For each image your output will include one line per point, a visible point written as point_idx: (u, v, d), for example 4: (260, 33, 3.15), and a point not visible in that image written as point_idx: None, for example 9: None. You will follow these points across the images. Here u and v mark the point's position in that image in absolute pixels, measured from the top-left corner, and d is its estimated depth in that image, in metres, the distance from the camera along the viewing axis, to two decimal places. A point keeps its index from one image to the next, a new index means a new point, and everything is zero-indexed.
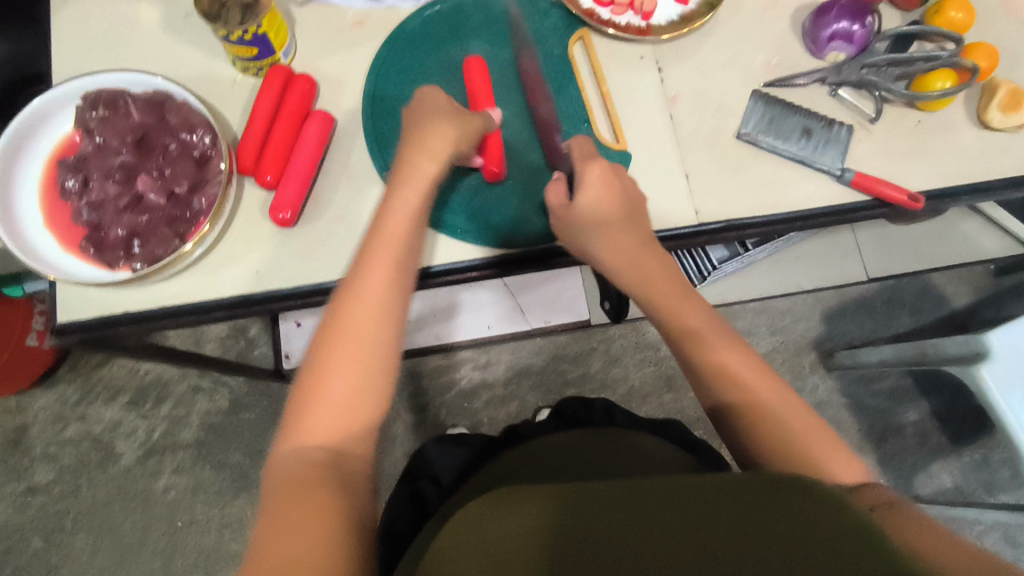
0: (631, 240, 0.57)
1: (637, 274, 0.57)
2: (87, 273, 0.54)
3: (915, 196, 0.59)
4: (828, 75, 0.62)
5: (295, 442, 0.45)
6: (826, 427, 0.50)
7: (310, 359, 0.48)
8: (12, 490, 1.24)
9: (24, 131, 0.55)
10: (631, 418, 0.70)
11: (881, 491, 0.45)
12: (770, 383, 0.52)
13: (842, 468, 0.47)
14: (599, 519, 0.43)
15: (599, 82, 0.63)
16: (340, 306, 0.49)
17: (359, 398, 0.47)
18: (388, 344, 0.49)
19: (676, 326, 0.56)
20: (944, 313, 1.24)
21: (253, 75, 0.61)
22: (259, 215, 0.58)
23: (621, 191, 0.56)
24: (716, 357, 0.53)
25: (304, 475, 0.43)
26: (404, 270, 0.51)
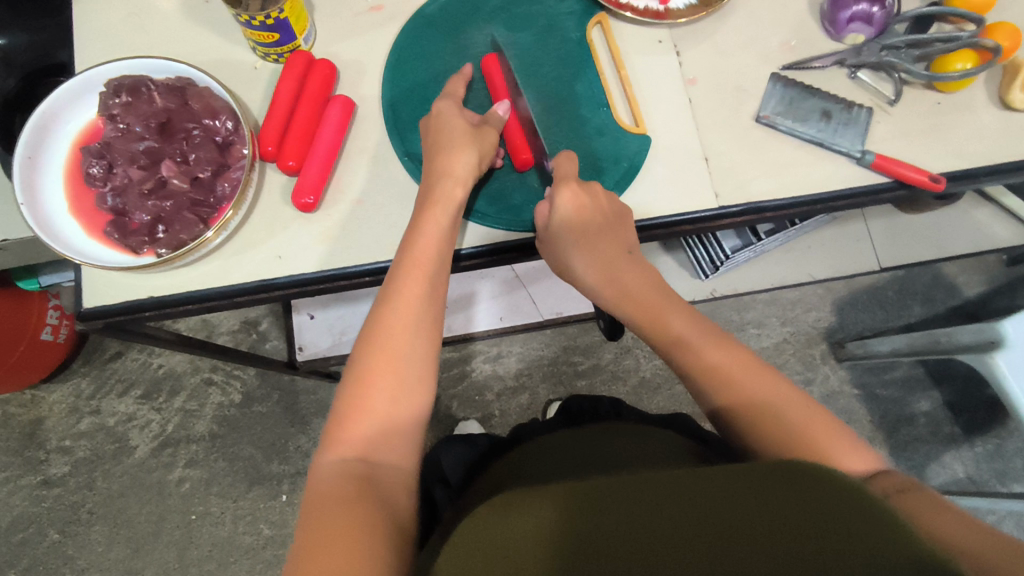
0: (611, 252, 0.58)
1: (615, 290, 0.58)
2: (111, 258, 0.55)
3: (937, 177, 0.59)
4: (847, 58, 0.62)
5: (336, 452, 0.48)
6: (829, 416, 0.49)
7: (350, 375, 0.51)
8: (28, 483, 1.25)
9: (49, 117, 0.56)
10: (638, 413, 0.68)
11: (890, 480, 0.44)
12: (769, 380, 0.51)
13: (850, 457, 0.46)
14: (609, 515, 0.40)
15: (617, 65, 0.63)
16: (376, 323, 0.52)
17: (397, 410, 0.50)
18: (423, 360, 0.52)
19: (663, 338, 0.56)
20: (956, 302, 1.24)
21: (273, 61, 0.61)
22: (280, 201, 0.58)
23: (596, 204, 0.56)
24: (707, 363, 0.53)
25: (347, 484, 0.45)
26: (431, 285, 0.54)
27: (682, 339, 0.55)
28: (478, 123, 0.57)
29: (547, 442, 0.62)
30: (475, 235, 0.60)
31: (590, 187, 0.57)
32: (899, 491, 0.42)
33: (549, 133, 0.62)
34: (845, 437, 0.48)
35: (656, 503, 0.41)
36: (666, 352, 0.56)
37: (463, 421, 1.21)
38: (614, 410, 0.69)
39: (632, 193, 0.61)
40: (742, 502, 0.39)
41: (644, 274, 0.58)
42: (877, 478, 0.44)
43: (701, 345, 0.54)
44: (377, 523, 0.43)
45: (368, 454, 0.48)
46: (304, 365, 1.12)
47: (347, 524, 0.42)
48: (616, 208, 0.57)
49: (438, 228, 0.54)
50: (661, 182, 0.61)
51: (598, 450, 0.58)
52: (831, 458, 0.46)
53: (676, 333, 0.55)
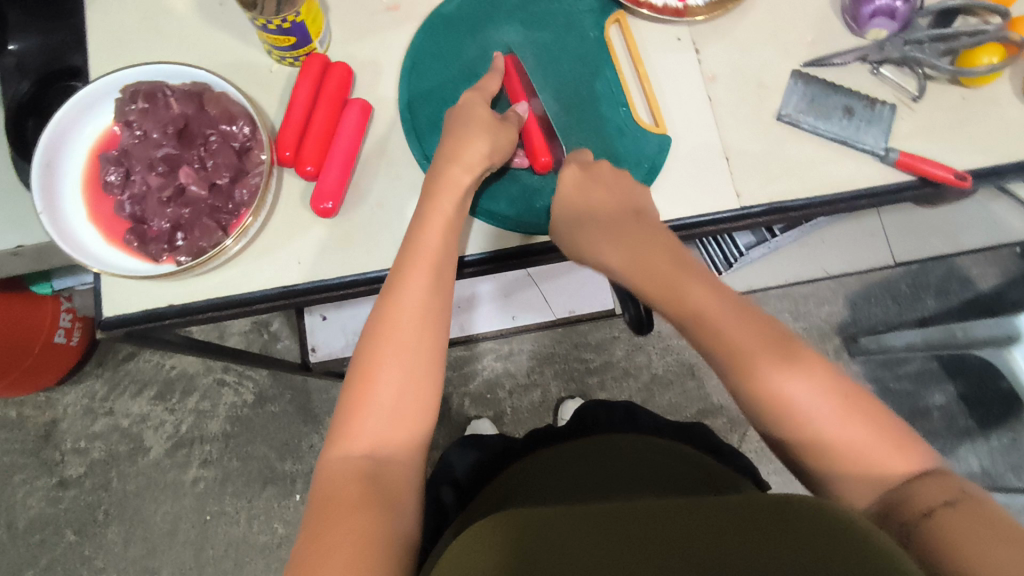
0: (624, 226, 0.55)
1: (630, 255, 0.54)
2: (132, 266, 0.55)
3: (962, 174, 0.58)
4: (870, 54, 0.61)
5: (344, 448, 0.46)
6: (859, 401, 0.47)
7: (357, 367, 0.49)
8: (44, 484, 1.26)
9: (66, 125, 0.55)
10: (653, 420, 0.67)
11: (936, 485, 0.42)
12: (851, 421, 0.46)
13: (888, 456, 0.45)
14: (586, 539, 0.42)
15: (636, 64, 0.62)
16: (383, 313, 0.50)
17: (405, 404, 0.48)
18: (431, 350, 0.49)
19: (683, 315, 0.51)
20: (970, 295, 1.22)
21: (289, 64, 0.60)
22: (299, 205, 0.58)
23: (602, 179, 0.56)
24: (771, 387, 0.47)
25: (351, 485, 0.44)
26: (440, 276, 0.51)
27: (711, 324, 0.50)
28: (500, 117, 0.56)
29: (563, 450, 0.61)
30: (493, 239, 0.60)
31: (598, 168, 0.57)
32: (948, 505, 0.40)
33: (569, 134, 0.61)
34: (908, 461, 0.45)
35: (640, 530, 0.42)
36: (714, 361, 0.50)
37: (475, 420, 1.21)
38: (627, 414, 0.68)
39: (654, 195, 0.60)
40: (723, 538, 0.40)
41: (660, 244, 0.54)
42: (924, 479, 0.43)
43: (780, 375, 0.47)
44: (374, 532, 0.41)
45: (374, 452, 0.46)
46: (317, 367, 1.12)
47: (344, 536, 0.40)
48: (621, 184, 0.57)
49: (450, 227, 0.53)
50: (682, 183, 0.60)
51: (610, 461, 0.58)
52: (865, 456, 0.45)
53: (715, 338, 0.49)
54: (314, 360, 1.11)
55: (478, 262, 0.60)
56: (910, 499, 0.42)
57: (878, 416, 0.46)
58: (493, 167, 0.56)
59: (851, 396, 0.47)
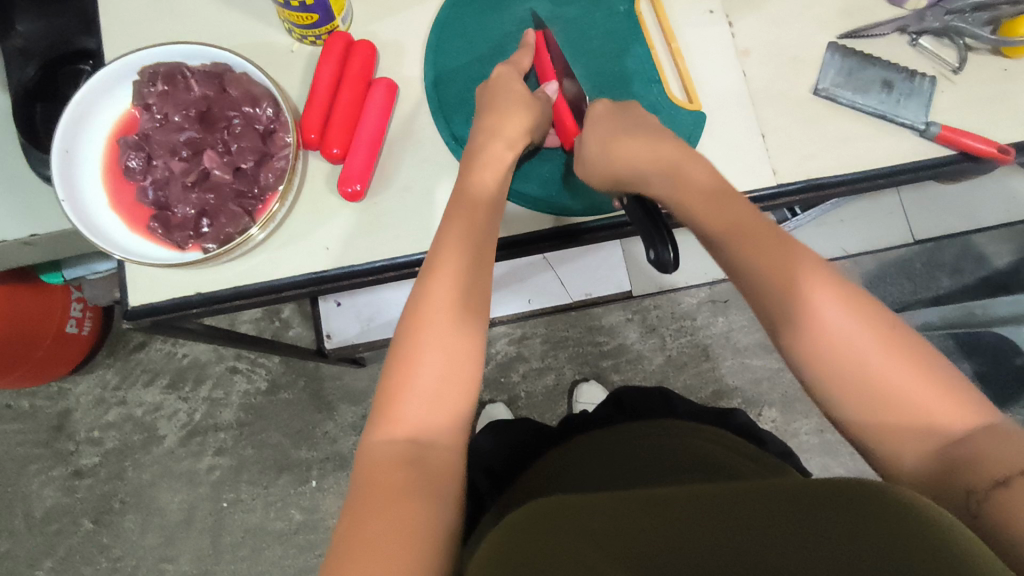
0: (662, 155, 0.50)
1: (671, 175, 0.50)
2: (155, 253, 0.53)
3: (1005, 148, 0.56)
4: (909, 24, 0.59)
5: (387, 432, 0.44)
6: (913, 338, 0.42)
7: (399, 351, 0.47)
8: (60, 474, 1.26)
9: (83, 109, 0.53)
10: (691, 408, 0.67)
11: (1008, 445, 0.37)
12: (907, 369, 0.40)
13: (950, 406, 0.39)
14: (663, 535, 0.39)
15: (668, 38, 0.60)
16: (420, 298, 0.48)
17: (446, 385, 0.46)
18: (472, 332, 0.48)
19: (718, 224, 0.47)
20: (986, 273, 1.19)
21: (310, 44, 0.58)
22: (325, 190, 0.56)
23: (634, 115, 0.55)
24: (820, 321, 0.42)
25: (396, 469, 0.42)
26: (477, 260, 0.49)
27: (749, 247, 0.46)
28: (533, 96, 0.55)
29: (599, 436, 0.61)
30: (526, 221, 0.59)
31: (630, 108, 0.55)
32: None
33: None
34: (975, 419, 0.39)
35: (679, 526, 0.39)
36: (739, 271, 0.46)
37: (490, 404, 1.20)
38: (665, 401, 0.68)
39: None
40: (756, 517, 0.39)
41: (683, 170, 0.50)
42: (986, 434, 0.38)
43: (827, 303, 0.43)
44: (420, 525, 0.40)
45: (417, 436, 0.44)
46: (333, 353, 1.13)
47: (391, 527, 0.39)
48: (653, 123, 0.54)
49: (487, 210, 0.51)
50: (719, 161, 0.58)
51: (632, 445, 0.58)
52: (922, 400, 0.39)
53: (756, 271, 0.45)
54: (329, 347, 1.11)
55: (510, 243, 0.58)
56: (974, 459, 0.37)
57: (940, 371, 0.40)
58: (526, 143, 0.54)
59: (909, 345, 0.41)
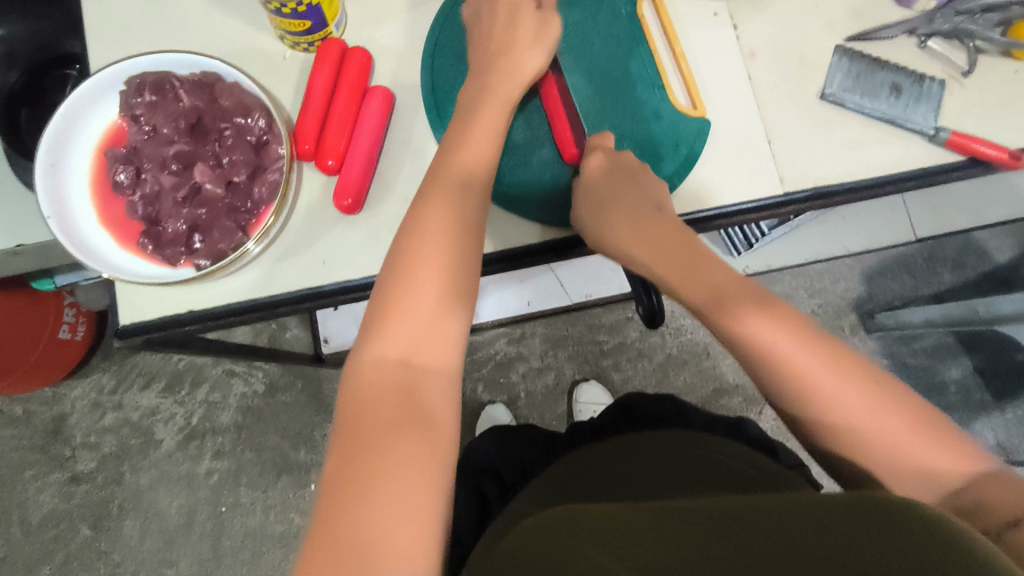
0: (658, 226, 0.51)
1: (657, 254, 0.50)
2: (145, 270, 0.52)
3: (1017, 154, 0.55)
4: (919, 26, 0.58)
5: (370, 377, 0.43)
6: (900, 392, 0.43)
7: (385, 289, 0.45)
8: (56, 480, 1.25)
9: (68, 121, 0.52)
10: (703, 418, 0.66)
11: (1007, 492, 0.39)
12: (900, 423, 0.41)
13: (946, 457, 0.40)
14: (661, 538, 0.39)
15: (671, 42, 0.58)
16: (400, 248, 0.46)
17: (437, 320, 0.44)
18: (461, 265, 0.46)
19: (699, 296, 0.48)
20: (988, 268, 1.17)
21: (303, 50, 0.57)
22: (321, 201, 0.55)
23: (628, 169, 0.53)
24: (811, 384, 0.43)
25: (388, 401, 0.41)
26: (460, 204, 0.48)
27: (732, 316, 0.46)
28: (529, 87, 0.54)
29: (612, 447, 0.60)
30: (528, 230, 0.57)
31: (622, 158, 0.53)
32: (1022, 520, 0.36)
33: (608, 118, 0.58)
34: (970, 467, 0.40)
35: (681, 525, 0.40)
36: (727, 343, 0.47)
37: (490, 405, 1.19)
38: (676, 409, 0.67)
39: (693, 180, 0.57)
40: (752, 517, 0.38)
41: (670, 234, 0.50)
42: (978, 483, 0.40)
43: (813, 373, 0.43)
44: (417, 462, 0.39)
45: (405, 381, 0.42)
46: (331, 358, 1.12)
47: (385, 478, 0.38)
48: (648, 178, 0.54)
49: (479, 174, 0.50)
50: (725, 167, 0.57)
51: (637, 459, 0.57)
52: (918, 456, 0.41)
53: (741, 345, 0.45)
54: (327, 351, 1.10)
55: (510, 254, 0.57)
56: (982, 509, 0.38)
57: (929, 419, 0.42)
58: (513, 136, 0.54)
59: (897, 399, 0.42)
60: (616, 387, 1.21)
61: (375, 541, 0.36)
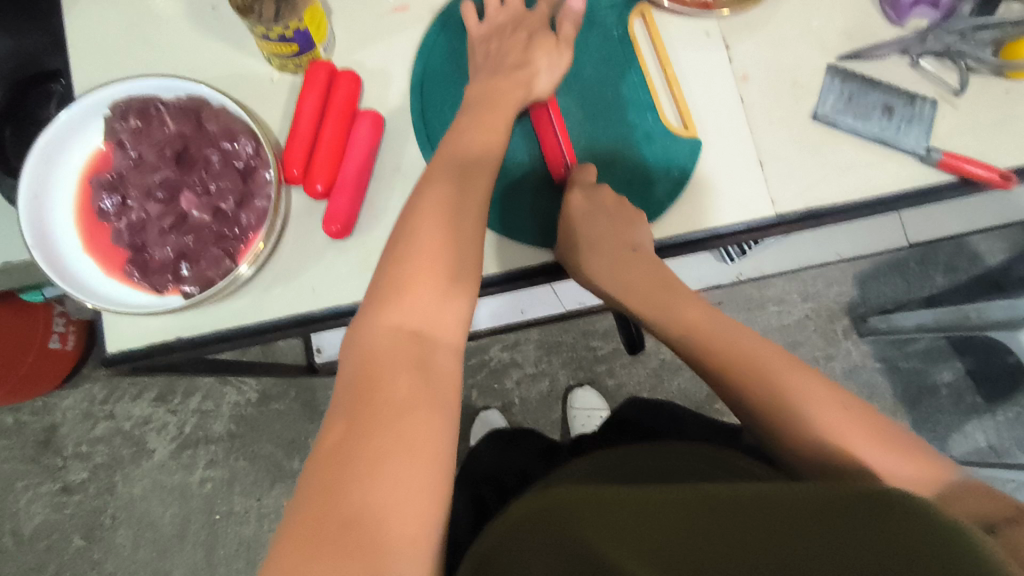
0: (639, 266, 0.53)
1: (631, 291, 0.53)
2: (132, 298, 0.51)
3: (1006, 174, 0.55)
4: (910, 46, 0.58)
5: (372, 353, 0.42)
6: (870, 412, 0.44)
7: (396, 269, 0.45)
8: (48, 491, 1.24)
9: (51, 148, 0.51)
10: (703, 427, 0.65)
11: (984, 504, 0.39)
12: (875, 446, 0.42)
13: (922, 472, 0.41)
14: (675, 537, 0.38)
15: (663, 63, 0.58)
16: (406, 238, 0.46)
17: (443, 302, 0.45)
18: (465, 251, 0.47)
19: (674, 329, 0.51)
20: (979, 271, 1.18)
21: (291, 73, 0.56)
22: (310, 226, 0.54)
23: (608, 201, 0.53)
24: (790, 396, 0.44)
25: (401, 376, 0.40)
26: (465, 196, 0.48)
27: (712, 341, 0.49)
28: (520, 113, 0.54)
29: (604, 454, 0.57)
30: (522, 252, 0.57)
31: (602, 195, 0.53)
32: (1010, 522, 0.38)
33: (600, 138, 0.57)
34: (944, 479, 0.42)
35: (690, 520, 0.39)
36: (709, 357, 0.48)
37: (484, 411, 1.19)
38: (674, 419, 0.66)
39: (684, 201, 0.57)
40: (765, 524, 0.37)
41: (652, 268, 0.53)
42: (956, 494, 0.40)
43: (792, 387, 0.45)
44: (425, 437, 0.38)
45: (412, 361, 0.42)
46: (324, 367, 1.11)
47: (388, 450, 0.37)
48: (630, 211, 0.54)
49: (484, 168, 0.50)
50: (717, 188, 0.57)
51: (629, 469, 0.54)
52: (898, 473, 0.41)
53: (721, 360, 0.48)
54: (320, 360, 1.09)
55: (502, 280, 0.56)
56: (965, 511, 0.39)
57: (902, 440, 0.43)
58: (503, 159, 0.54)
59: (869, 415, 0.44)
60: (610, 392, 1.21)
61: (383, 511, 0.35)
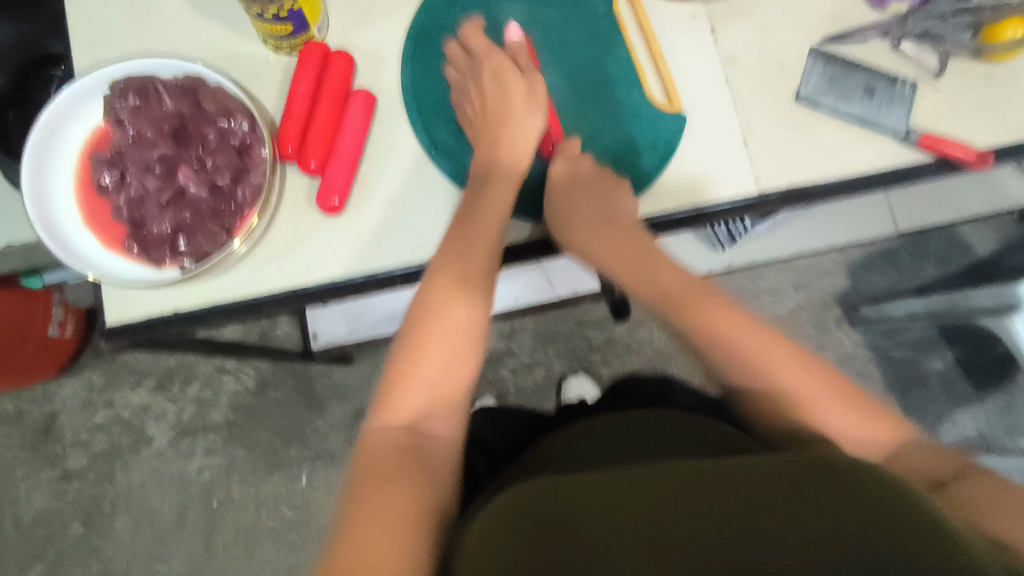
0: (624, 237, 0.56)
1: (613, 258, 0.56)
2: (131, 271, 0.53)
3: (983, 154, 0.57)
4: (891, 29, 0.59)
5: (389, 419, 0.49)
6: (840, 379, 0.51)
7: (398, 361, 0.51)
8: (48, 478, 1.25)
9: (53, 126, 0.52)
10: (690, 397, 0.68)
11: (929, 459, 0.47)
12: (844, 413, 0.49)
13: (883, 433, 0.49)
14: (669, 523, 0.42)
15: (648, 40, 0.59)
16: (422, 298, 0.52)
17: (452, 367, 0.51)
18: (471, 317, 0.52)
19: (650, 292, 0.55)
20: (969, 262, 1.19)
21: (286, 54, 0.57)
22: (305, 204, 0.56)
23: (592, 175, 0.56)
24: (773, 376, 0.50)
25: (404, 456, 0.46)
26: (475, 260, 0.53)
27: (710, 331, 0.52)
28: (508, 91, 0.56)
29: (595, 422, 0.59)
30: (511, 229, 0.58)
31: (586, 167, 0.56)
32: (954, 478, 0.45)
33: (587, 114, 0.59)
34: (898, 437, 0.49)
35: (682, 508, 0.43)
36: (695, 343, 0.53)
37: (479, 399, 1.21)
38: (664, 388, 0.69)
39: (669, 175, 0.58)
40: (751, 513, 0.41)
41: (629, 235, 0.56)
42: (907, 451, 0.48)
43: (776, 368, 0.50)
44: (414, 503, 0.43)
45: (414, 427, 0.48)
46: (321, 353, 1.13)
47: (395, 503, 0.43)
48: (613, 180, 0.56)
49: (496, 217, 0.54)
50: (701, 163, 0.58)
51: (615, 442, 0.57)
52: (860, 436, 0.49)
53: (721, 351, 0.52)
54: (316, 347, 1.10)
55: None
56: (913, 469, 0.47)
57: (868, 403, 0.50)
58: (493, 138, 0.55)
59: (841, 384, 0.50)
60: (605, 381, 1.23)
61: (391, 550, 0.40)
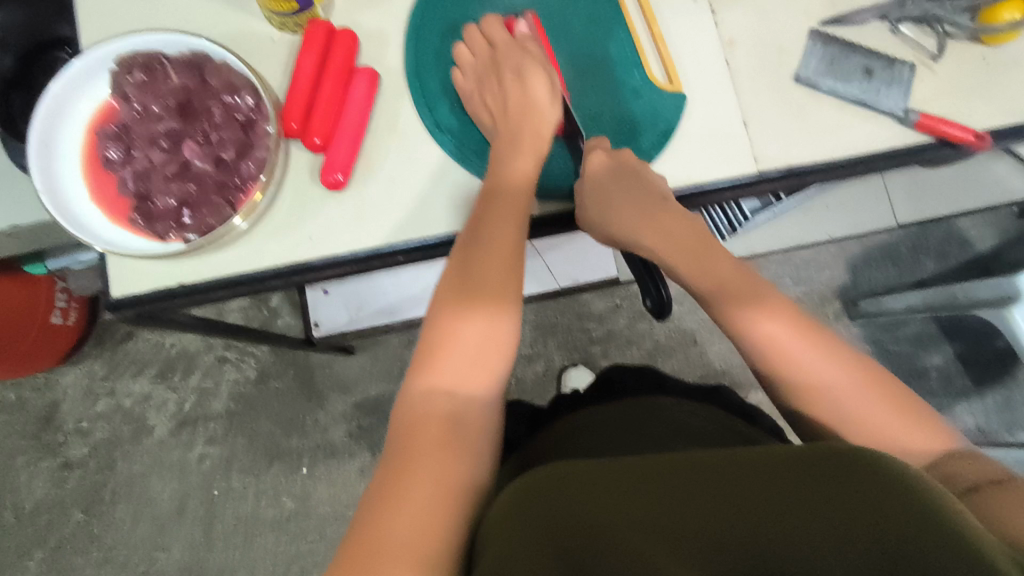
0: (671, 222, 0.56)
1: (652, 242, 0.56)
2: (135, 244, 0.53)
3: (982, 135, 0.57)
4: (890, 11, 0.60)
5: (423, 387, 0.49)
6: (882, 378, 0.49)
7: (433, 334, 0.51)
8: (49, 467, 1.26)
9: (61, 100, 0.53)
10: (681, 385, 0.66)
11: (973, 468, 0.45)
12: (880, 406, 0.48)
13: (922, 437, 0.47)
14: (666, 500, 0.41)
15: (650, 22, 0.60)
16: (458, 270, 0.52)
17: (483, 343, 0.51)
18: (502, 290, 0.52)
19: (707, 281, 0.54)
20: (969, 256, 1.18)
21: (291, 32, 0.58)
22: (308, 181, 0.56)
23: (630, 167, 0.56)
24: (807, 368, 0.50)
25: (437, 428, 0.47)
26: (506, 239, 0.53)
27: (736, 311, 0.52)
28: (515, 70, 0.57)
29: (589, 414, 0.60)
30: None
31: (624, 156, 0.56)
32: (991, 485, 0.43)
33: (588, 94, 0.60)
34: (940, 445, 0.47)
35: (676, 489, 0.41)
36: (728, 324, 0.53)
37: None
38: (654, 378, 0.68)
39: (668, 156, 0.59)
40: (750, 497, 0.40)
41: (671, 218, 0.56)
42: (946, 457, 0.46)
43: (810, 357, 0.50)
44: (448, 479, 0.44)
45: (452, 396, 0.48)
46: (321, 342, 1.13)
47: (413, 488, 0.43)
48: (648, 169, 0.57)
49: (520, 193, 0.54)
50: (701, 144, 0.59)
51: (607, 432, 0.57)
52: (897, 437, 0.47)
53: (753, 339, 0.51)
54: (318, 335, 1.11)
55: None
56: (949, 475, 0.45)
57: (912, 405, 0.48)
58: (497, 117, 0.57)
59: (881, 381, 0.49)
60: None
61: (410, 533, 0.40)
